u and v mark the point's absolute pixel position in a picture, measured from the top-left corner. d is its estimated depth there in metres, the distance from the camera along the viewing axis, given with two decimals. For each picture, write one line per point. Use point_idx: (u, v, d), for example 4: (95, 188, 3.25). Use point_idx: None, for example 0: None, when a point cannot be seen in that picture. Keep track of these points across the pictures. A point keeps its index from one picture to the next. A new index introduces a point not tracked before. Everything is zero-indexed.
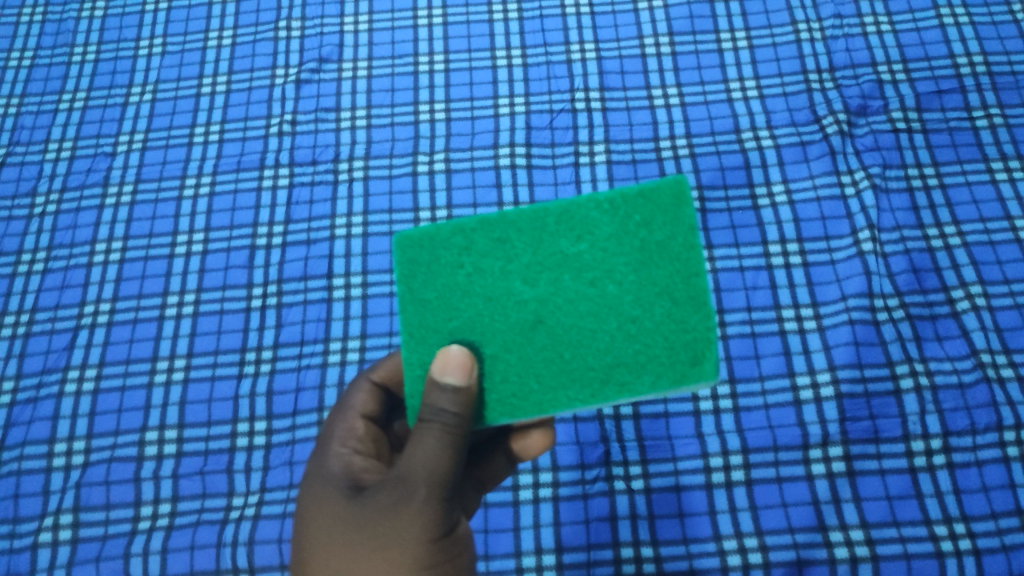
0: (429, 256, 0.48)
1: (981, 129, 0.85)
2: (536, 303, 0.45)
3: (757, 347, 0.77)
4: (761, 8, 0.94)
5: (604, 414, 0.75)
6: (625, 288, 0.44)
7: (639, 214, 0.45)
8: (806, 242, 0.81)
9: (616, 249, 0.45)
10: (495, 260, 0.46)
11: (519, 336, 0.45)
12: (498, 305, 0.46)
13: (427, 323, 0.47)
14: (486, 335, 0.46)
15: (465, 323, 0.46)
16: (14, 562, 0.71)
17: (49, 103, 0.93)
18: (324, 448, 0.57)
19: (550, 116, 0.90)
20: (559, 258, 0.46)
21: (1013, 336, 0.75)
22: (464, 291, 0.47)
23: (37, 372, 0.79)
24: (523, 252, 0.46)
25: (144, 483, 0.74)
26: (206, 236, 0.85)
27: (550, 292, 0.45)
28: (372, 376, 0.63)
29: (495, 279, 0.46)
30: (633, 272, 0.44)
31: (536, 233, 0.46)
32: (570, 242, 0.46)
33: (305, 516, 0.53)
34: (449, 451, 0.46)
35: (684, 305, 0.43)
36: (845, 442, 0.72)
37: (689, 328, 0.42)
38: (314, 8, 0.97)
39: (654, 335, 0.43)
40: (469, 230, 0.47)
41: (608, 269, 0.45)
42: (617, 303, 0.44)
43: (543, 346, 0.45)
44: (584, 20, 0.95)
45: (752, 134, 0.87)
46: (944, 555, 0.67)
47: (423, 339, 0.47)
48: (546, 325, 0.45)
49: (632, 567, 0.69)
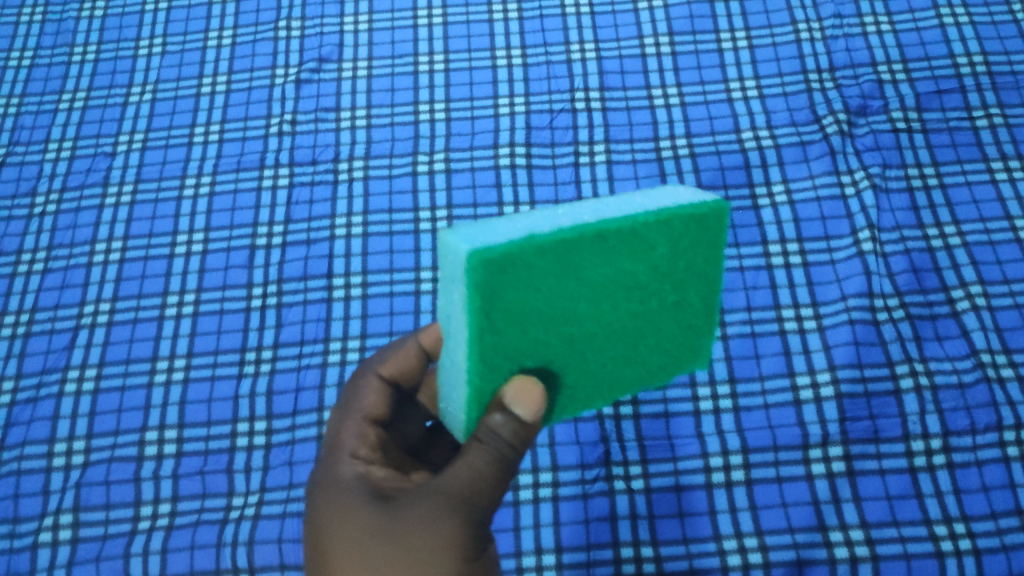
0: (505, 280, 0.43)
1: (981, 130, 0.85)
2: (593, 322, 0.49)
3: (757, 347, 0.77)
4: (761, 8, 0.94)
5: (604, 414, 0.75)
6: (664, 306, 0.51)
7: (689, 237, 0.48)
8: (806, 242, 0.81)
9: (667, 270, 0.49)
10: (567, 282, 0.45)
11: (573, 351, 0.50)
12: (563, 326, 0.48)
13: (496, 349, 0.46)
14: (546, 355, 0.49)
15: (530, 345, 0.48)
16: (14, 562, 0.71)
17: (49, 103, 0.93)
18: (338, 452, 0.56)
19: (550, 116, 0.90)
20: (620, 275, 0.47)
21: (1014, 336, 0.75)
22: (536, 315, 0.46)
23: (38, 372, 0.79)
24: (591, 273, 0.46)
25: (144, 483, 0.74)
26: (206, 236, 0.85)
27: (608, 306, 0.48)
28: (380, 371, 0.61)
29: (564, 301, 0.46)
30: (673, 291, 0.50)
31: (605, 254, 0.46)
32: (632, 258, 0.47)
33: (324, 522, 0.51)
34: (491, 472, 0.50)
35: (700, 317, 0.54)
36: (845, 442, 0.72)
37: (698, 335, 0.55)
38: (314, 8, 0.97)
39: (672, 340, 0.54)
40: (547, 251, 0.44)
41: (656, 290, 0.49)
42: (655, 318, 0.51)
43: (590, 358, 0.51)
44: (584, 20, 0.95)
45: (752, 134, 0.87)
46: (945, 555, 0.67)
47: (490, 364, 0.47)
48: (596, 340, 0.50)
49: (632, 567, 0.69)
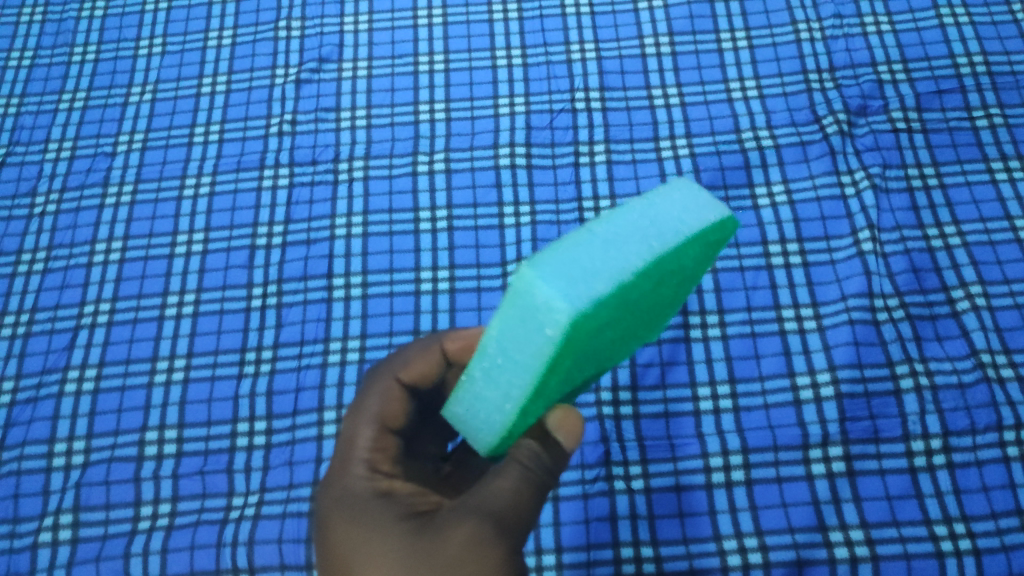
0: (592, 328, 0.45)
1: (981, 130, 0.85)
2: (627, 339, 0.52)
3: (757, 347, 0.77)
4: (761, 8, 0.94)
5: (604, 414, 0.75)
6: (672, 308, 0.56)
7: (710, 252, 0.52)
8: (806, 242, 0.81)
9: (688, 279, 0.53)
10: (628, 317, 0.48)
11: (601, 366, 0.54)
12: (608, 351, 0.51)
13: (559, 382, 0.49)
14: (583, 375, 0.53)
15: (576, 374, 0.51)
16: (15, 562, 0.71)
17: (49, 103, 0.93)
18: (351, 468, 0.54)
19: (550, 116, 0.90)
20: (662, 296, 0.51)
21: (1013, 336, 0.75)
22: (598, 349, 0.49)
23: (37, 372, 0.79)
24: (646, 302, 0.49)
25: (145, 483, 0.74)
26: (206, 236, 0.85)
27: (637, 322, 0.51)
28: (400, 375, 0.58)
29: (620, 329, 0.49)
30: (681, 294, 0.55)
31: (661, 281, 0.48)
32: (669, 282, 0.50)
33: (347, 536, 0.50)
34: (528, 497, 0.51)
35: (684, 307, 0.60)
36: (845, 442, 0.72)
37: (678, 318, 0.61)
38: (314, 8, 0.97)
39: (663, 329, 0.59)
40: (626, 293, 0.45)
41: (675, 297, 0.54)
42: (663, 318, 0.57)
43: (610, 364, 0.55)
44: (584, 19, 0.95)
45: (752, 134, 0.87)
46: (944, 555, 0.67)
47: (548, 397, 0.50)
48: (620, 351, 0.54)
49: (632, 567, 0.69)
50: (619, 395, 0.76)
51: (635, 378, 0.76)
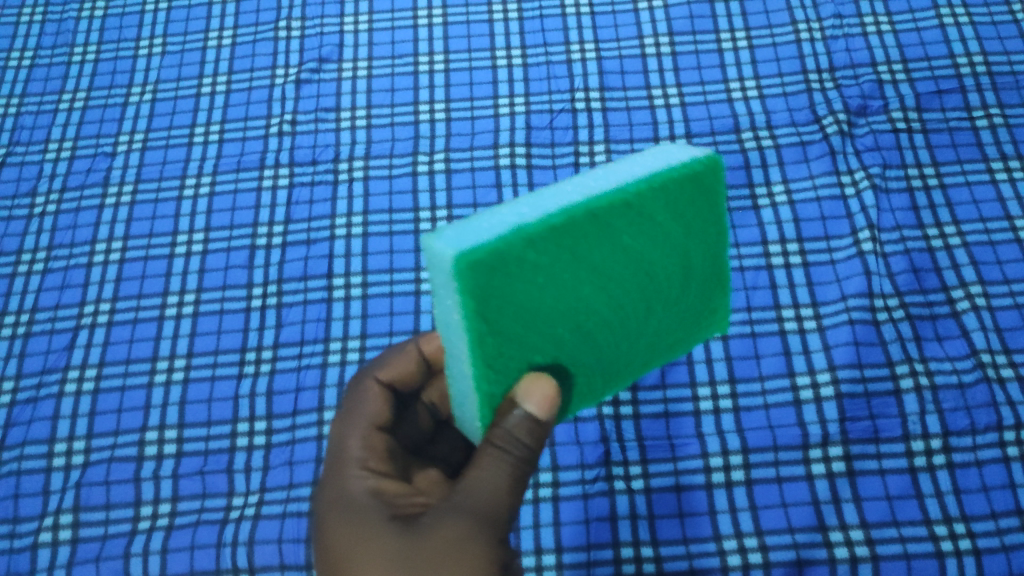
0: (504, 278, 0.44)
1: (981, 130, 0.85)
2: (603, 306, 0.49)
3: (757, 346, 0.77)
4: (760, 8, 0.95)
5: (604, 414, 0.75)
6: (670, 279, 0.51)
7: (685, 201, 0.49)
8: (806, 242, 0.81)
9: (668, 240, 0.49)
10: (567, 271, 0.46)
11: (587, 342, 0.50)
12: (574, 317, 0.48)
13: (505, 351, 0.47)
14: (562, 351, 0.50)
15: (540, 345, 0.48)
16: (14, 562, 0.70)
17: (49, 103, 0.93)
18: (343, 468, 0.55)
19: (550, 116, 0.90)
20: (625, 252, 0.48)
21: (1014, 336, 0.75)
22: (541, 311, 0.47)
23: (37, 372, 0.79)
24: (591, 255, 0.47)
25: (145, 483, 0.74)
26: (206, 236, 0.85)
27: (604, 283, 0.48)
28: (379, 376, 0.61)
29: (569, 286, 0.47)
30: (676, 261, 0.51)
31: (598, 229, 0.46)
32: (620, 233, 0.47)
33: (337, 532, 0.51)
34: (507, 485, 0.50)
35: (708, 287, 0.55)
36: (845, 442, 0.72)
37: (710, 302, 0.56)
38: (314, 8, 0.97)
39: (684, 310, 0.54)
40: (536, 237, 0.44)
41: (661, 262, 0.50)
42: (666, 295, 0.52)
43: (607, 345, 0.51)
44: (584, 20, 0.95)
45: (752, 134, 0.87)
46: (944, 555, 0.67)
47: (503, 369, 0.48)
48: (610, 326, 0.50)
49: (632, 567, 0.69)
50: (619, 395, 0.76)
51: (635, 378, 0.76)
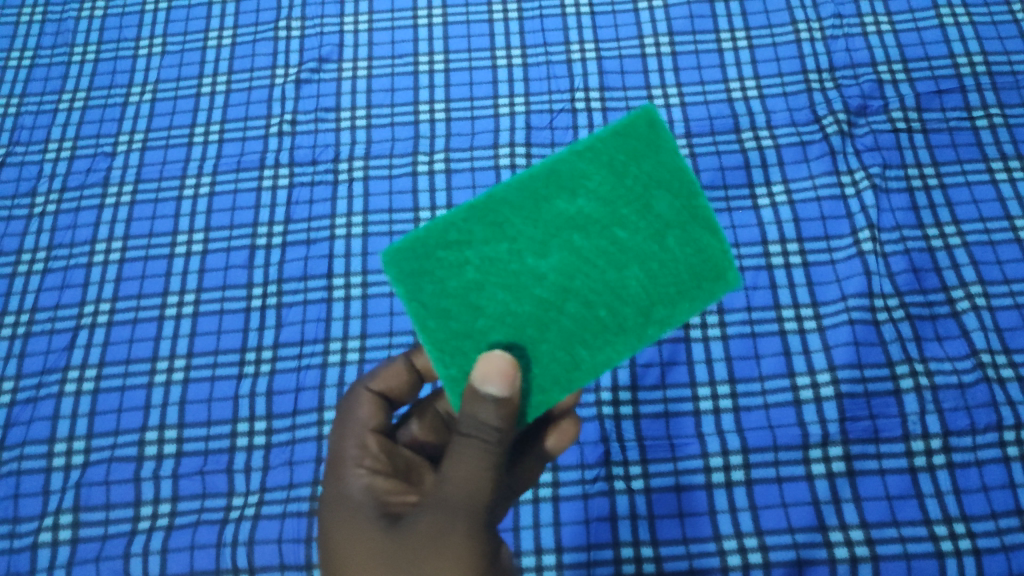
0: (432, 262, 0.47)
1: (981, 130, 0.85)
2: (554, 274, 0.47)
3: (757, 346, 0.77)
4: (761, 8, 0.94)
5: (604, 414, 0.75)
6: (637, 232, 0.46)
7: (623, 152, 0.46)
8: (806, 242, 0.81)
9: (615, 196, 0.46)
10: (499, 245, 0.47)
11: (552, 309, 0.47)
12: (522, 287, 0.47)
13: (456, 330, 0.48)
14: (519, 324, 0.48)
15: (491, 321, 0.48)
16: (14, 562, 0.71)
17: (49, 103, 0.93)
18: (338, 472, 0.56)
19: (550, 116, 0.90)
20: (568, 219, 0.47)
21: (1013, 336, 0.75)
22: (481, 285, 0.47)
23: (37, 372, 0.79)
24: (524, 228, 0.47)
25: (144, 483, 0.74)
26: (206, 236, 0.85)
27: (549, 251, 0.47)
28: (370, 384, 0.62)
29: (507, 260, 0.47)
30: (636, 215, 0.46)
31: (528, 200, 0.47)
32: (555, 202, 0.47)
33: (332, 534, 0.51)
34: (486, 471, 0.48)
35: (693, 229, 0.47)
36: (845, 442, 0.72)
37: (704, 248, 0.47)
38: (314, 8, 0.97)
39: (676, 262, 0.47)
40: (461, 221, 0.47)
41: (614, 218, 0.46)
42: (639, 250, 0.47)
43: (575, 313, 0.47)
44: (584, 20, 0.95)
45: (752, 134, 0.87)
46: (944, 555, 0.67)
47: (458, 349, 0.48)
48: (574, 292, 0.47)
49: (632, 567, 0.69)
50: (619, 395, 0.76)
51: (635, 378, 0.76)
